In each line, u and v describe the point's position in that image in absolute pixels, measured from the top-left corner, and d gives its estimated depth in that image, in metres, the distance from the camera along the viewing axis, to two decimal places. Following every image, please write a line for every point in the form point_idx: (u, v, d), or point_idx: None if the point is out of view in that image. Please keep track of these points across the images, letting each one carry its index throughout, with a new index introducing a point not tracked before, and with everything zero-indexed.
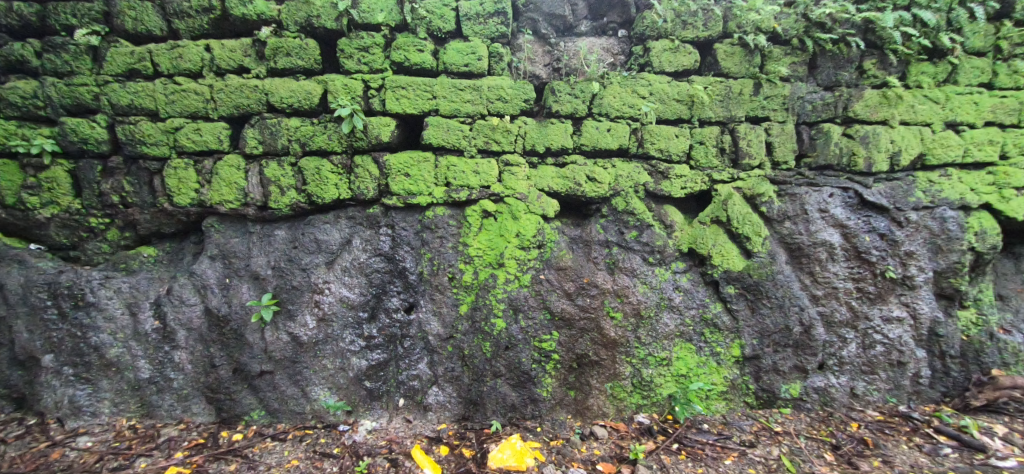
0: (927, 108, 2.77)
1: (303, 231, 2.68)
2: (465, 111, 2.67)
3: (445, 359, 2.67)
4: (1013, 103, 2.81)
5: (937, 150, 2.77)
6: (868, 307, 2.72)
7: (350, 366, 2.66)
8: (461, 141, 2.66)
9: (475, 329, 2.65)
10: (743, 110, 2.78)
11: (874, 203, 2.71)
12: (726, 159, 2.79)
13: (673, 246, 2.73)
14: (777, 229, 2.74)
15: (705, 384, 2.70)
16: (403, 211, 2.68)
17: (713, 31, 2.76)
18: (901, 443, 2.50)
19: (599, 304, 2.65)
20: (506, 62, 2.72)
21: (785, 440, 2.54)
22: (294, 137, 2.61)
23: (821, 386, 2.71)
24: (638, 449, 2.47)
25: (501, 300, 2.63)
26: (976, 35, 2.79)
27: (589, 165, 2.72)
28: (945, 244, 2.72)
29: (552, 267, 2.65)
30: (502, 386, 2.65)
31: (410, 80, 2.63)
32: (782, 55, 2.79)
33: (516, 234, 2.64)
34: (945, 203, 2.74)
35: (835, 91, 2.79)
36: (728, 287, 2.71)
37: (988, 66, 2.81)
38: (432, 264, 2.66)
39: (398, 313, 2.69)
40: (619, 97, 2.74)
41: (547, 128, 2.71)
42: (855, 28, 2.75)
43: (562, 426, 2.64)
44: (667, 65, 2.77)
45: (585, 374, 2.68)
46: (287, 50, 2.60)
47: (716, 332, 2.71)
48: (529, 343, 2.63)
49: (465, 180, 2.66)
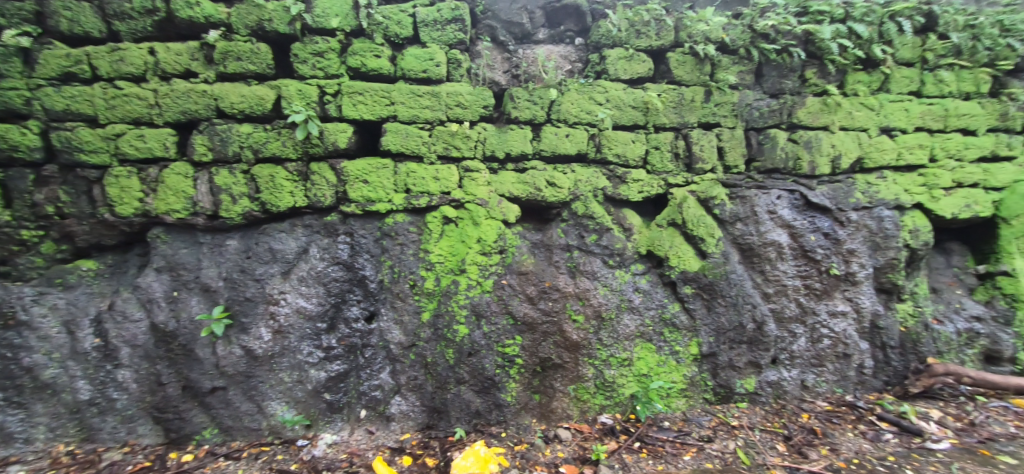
0: (863, 115, 2.95)
1: (256, 240, 2.59)
2: (423, 117, 2.65)
3: (408, 367, 2.64)
4: (939, 110, 3.03)
5: (873, 154, 2.95)
6: (815, 303, 2.86)
7: (309, 378, 2.58)
8: (421, 148, 2.65)
9: (438, 336, 2.63)
10: (696, 116, 2.88)
11: (818, 204, 2.86)
12: (680, 164, 2.88)
13: (632, 248, 2.79)
14: (729, 231, 2.85)
15: (666, 383, 2.76)
16: (362, 218, 2.64)
17: (666, 40, 2.86)
18: (848, 431, 2.62)
19: (561, 308, 2.67)
20: (465, 68, 2.73)
21: (741, 434, 2.62)
22: (246, 143, 2.53)
23: (774, 380, 2.82)
24: (600, 449, 2.49)
25: (464, 306, 2.61)
26: (905, 47, 2.99)
27: (549, 171, 2.76)
28: (883, 242, 2.89)
29: (514, 272, 2.66)
30: (466, 392, 2.63)
31: (367, 86, 2.60)
32: (730, 64, 2.91)
33: (477, 239, 2.65)
34: (882, 203, 2.91)
35: (780, 98, 2.94)
36: (685, 287, 2.79)
37: (916, 76, 3.02)
38: (393, 271, 2.63)
39: (358, 323, 2.64)
40: (577, 104, 2.78)
41: (507, 133, 2.72)
42: (797, 39, 2.90)
43: (527, 430, 2.64)
44: (623, 73, 2.84)
45: (549, 377, 2.70)
46: (238, 54, 2.53)
47: (675, 331, 2.79)
48: (492, 348, 2.63)
49: (425, 186, 2.65)
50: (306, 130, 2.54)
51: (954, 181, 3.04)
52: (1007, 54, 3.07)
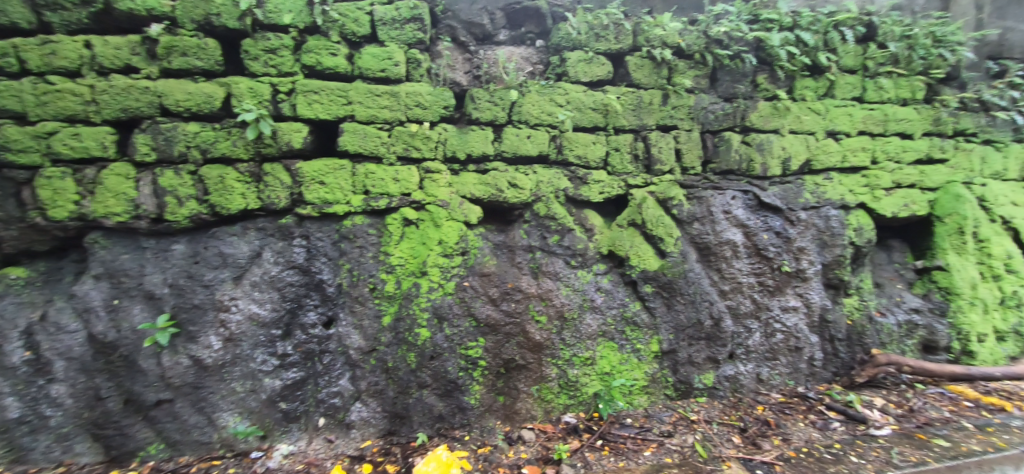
0: (811, 119, 3.09)
1: (205, 244, 2.48)
2: (382, 118, 2.61)
3: (368, 373, 2.58)
4: (879, 115, 3.20)
5: (820, 156, 3.09)
6: (768, 299, 2.97)
7: (263, 387, 2.49)
8: (380, 148, 2.60)
9: (399, 340, 2.58)
10: (654, 119, 2.95)
11: (769, 204, 2.98)
12: (640, 165, 2.94)
13: (593, 249, 2.83)
14: (687, 230, 2.92)
15: (628, 380, 2.81)
16: (319, 221, 2.57)
17: (624, 44, 2.91)
18: (799, 421, 2.73)
19: (524, 309, 2.68)
20: (425, 68, 2.70)
21: (699, 428, 2.69)
22: (193, 143, 2.42)
23: (731, 374, 2.91)
24: (563, 449, 2.51)
25: (425, 309, 2.58)
26: (848, 55, 3.15)
27: (510, 172, 2.76)
28: (830, 239, 3.03)
29: (476, 274, 2.65)
30: (429, 396, 2.59)
31: (322, 84, 2.54)
32: (686, 68, 2.99)
33: (439, 241, 2.62)
34: (829, 203, 3.06)
35: (734, 102, 3.04)
36: (645, 286, 2.85)
37: (858, 83, 3.18)
38: (352, 275, 2.57)
39: (316, 328, 2.57)
40: (537, 105, 2.80)
41: (468, 134, 2.71)
42: (748, 46, 3.02)
43: (492, 432, 2.62)
44: (583, 75, 2.88)
45: (513, 378, 2.69)
46: (184, 50, 2.42)
47: (636, 329, 2.83)
48: (454, 351, 2.60)
49: (384, 188, 2.60)
50: (258, 130, 2.45)
51: (893, 182, 3.22)
52: (939, 63, 3.28)
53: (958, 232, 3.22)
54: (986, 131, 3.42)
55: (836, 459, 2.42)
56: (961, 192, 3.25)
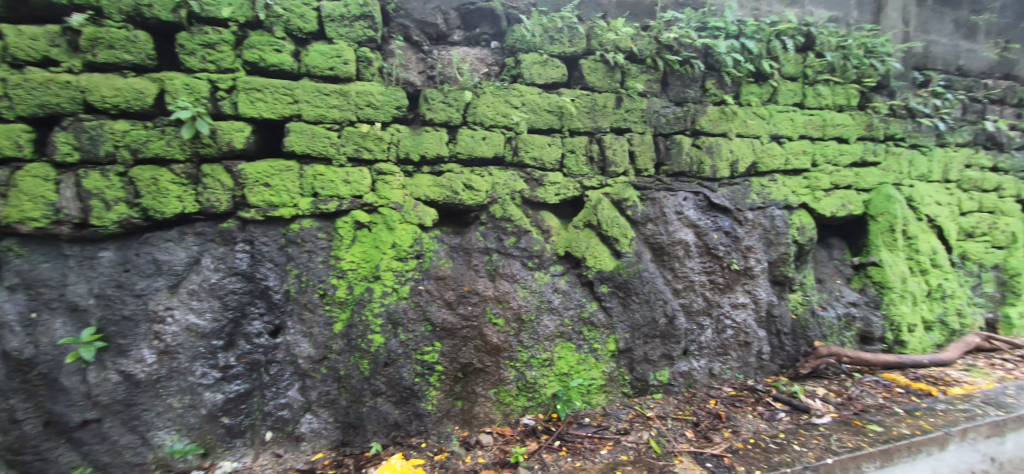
0: (756, 123, 3.22)
1: (137, 251, 2.33)
2: (331, 117, 2.53)
3: (319, 382, 2.50)
4: (818, 120, 3.37)
5: (765, 159, 3.22)
6: (718, 296, 3.07)
7: (203, 402, 2.35)
8: (329, 149, 2.52)
9: (351, 347, 2.52)
10: (608, 122, 3.00)
11: (719, 205, 3.08)
12: (595, 167, 2.97)
13: (550, 250, 2.84)
14: (641, 231, 2.98)
15: (585, 380, 2.83)
16: (263, 225, 2.47)
17: (578, 47, 2.95)
18: (747, 413, 2.83)
19: (481, 312, 2.66)
20: (376, 67, 2.64)
21: (655, 424, 2.75)
22: (122, 142, 2.27)
23: (685, 370, 2.99)
24: (520, 452, 2.50)
25: (379, 315, 2.53)
26: (789, 63, 3.30)
27: (466, 173, 2.74)
28: (775, 238, 3.16)
29: (432, 277, 2.62)
30: (383, 404, 2.53)
31: (266, 82, 2.44)
32: (638, 73, 3.05)
33: (392, 245, 2.58)
34: (773, 204, 3.20)
35: (684, 106, 3.12)
36: (602, 286, 2.88)
37: (799, 89, 3.33)
38: (300, 281, 2.48)
39: (262, 338, 2.46)
40: (492, 106, 2.79)
41: (421, 136, 2.67)
42: (697, 52, 3.12)
43: (449, 438, 2.58)
44: (538, 77, 2.89)
45: (470, 382, 2.67)
46: (110, 42, 2.27)
47: (593, 329, 2.86)
48: (410, 357, 2.56)
49: (334, 190, 2.53)
50: (195, 129, 2.32)
51: (832, 184, 3.39)
52: (871, 72, 3.48)
53: (889, 230, 3.43)
54: (913, 136, 3.65)
55: (780, 448, 2.50)
56: (891, 193, 3.47)
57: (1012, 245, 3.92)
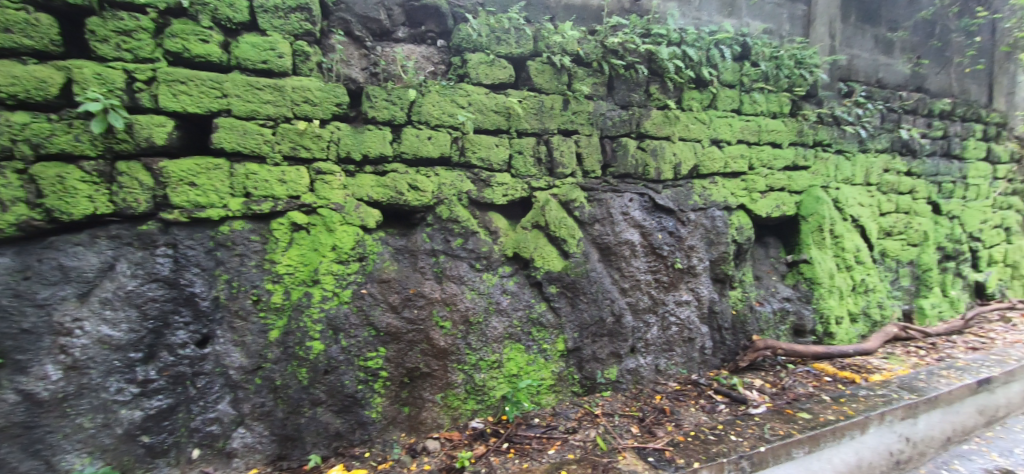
0: (697, 128, 3.33)
1: (39, 256, 2.11)
2: (264, 113, 2.45)
3: (253, 394, 2.41)
4: (754, 126, 3.53)
5: (706, 162, 3.34)
6: (664, 295, 3.16)
7: (118, 421, 2.17)
8: (262, 147, 2.44)
9: (289, 355, 2.45)
10: (556, 123, 3.02)
11: (663, 206, 3.17)
12: (542, 168, 3.00)
13: (498, 251, 2.86)
14: (588, 231, 3.04)
15: (534, 380, 2.87)
16: (189, 227, 2.34)
17: (525, 49, 2.97)
18: (690, 406, 2.93)
19: (427, 315, 2.66)
20: (314, 62, 2.57)
21: (603, 421, 2.79)
22: (21, 136, 2.06)
23: (633, 367, 3.07)
24: (465, 457, 2.46)
25: (318, 321, 2.47)
26: (727, 71, 3.43)
27: (411, 173, 2.71)
28: (716, 238, 3.28)
29: (375, 280, 2.59)
30: (323, 414, 2.47)
31: (191, 74, 2.33)
32: (585, 76, 3.10)
33: (332, 247, 2.54)
34: (714, 205, 3.33)
35: (630, 110, 3.19)
36: (550, 287, 2.93)
37: (737, 97, 3.47)
38: (231, 286, 2.39)
39: (187, 348, 2.33)
40: (438, 106, 2.77)
41: (364, 134, 2.63)
42: (641, 58, 3.19)
43: (394, 446, 2.56)
44: (485, 77, 2.88)
45: (417, 387, 2.67)
46: (6, 24, 2.05)
47: (542, 329, 2.91)
48: (352, 364, 2.51)
49: (269, 190, 2.46)
50: (107, 123, 2.17)
51: (767, 186, 3.56)
52: (801, 82, 3.69)
53: (817, 229, 3.64)
54: (838, 143, 3.89)
55: (717, 439, 2.59)
56: (820, 195, 3.69)
57: (925, 242, 4.25)
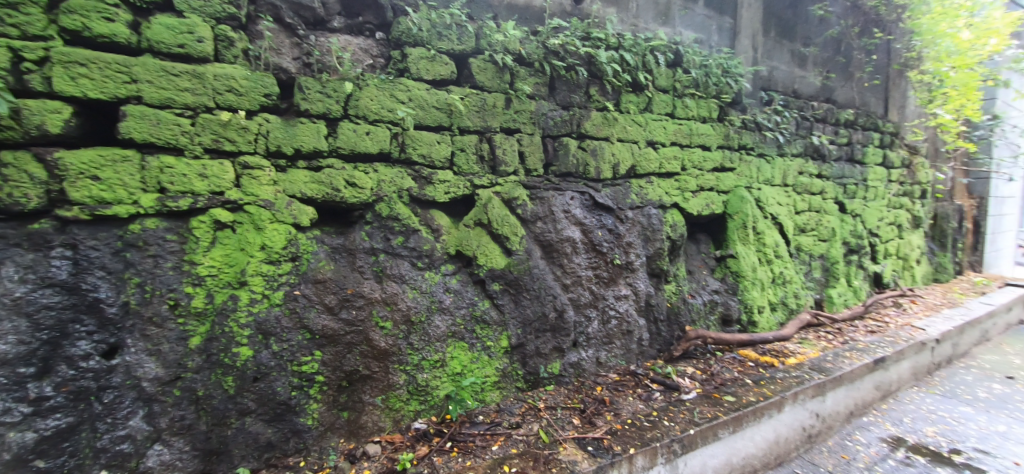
0: (634, 130, 3.45)
1: None
2: (181, 102, 2.28)
3: (171, 407, 2.23)
4: (686, 130, 3.70)
5: (643, 162, 3.48)
6: (603, 290, 3.27)
7: (4, 445, 1.88)
8: (179, 138, 2.27)
9: (212, 363, 2.30)
10: (498, 122, 3.03)
11: (602, 204, 3.28)
12: (485, 166, 3.00)
13: (440, 249, 2.84)
14: (531, 229, 3.08)
15: (478, 378, 2.87)
16: (92, 225, 2.13)
17: (466, 46, 2.96)
18: (629, 396, 3.05)
19: (367, 316, 2.60)
20: (240, 48, 2.44)
21: (546, 415, 2.85)
22: None
23: (575, 361, 3.15)
24: (407, 459, 2.44)
25: (246, 325, 2.36)
26: (662, 77, 3.59)
27: (348, 170, 2.62)
28: (651, 234, 3.43)
29: (309, 281, 2.50)
30: (253, 424, 2.37)
31: (93, 56, 2.11)
32: (527, 75, 3.12)
33: (261, 246, 2.41)
34: (650, 203, 3.48)
35: (570, 110, 3.26)
36: (493, 284, 2.95)
37: (670, 101, 3.64)
38: (143, 291, 2.19)
39: (91, 360, 2.09)
40: (376, 99, 2.69)
41: (295, 127, 2.51)
42: (581, 60, 3.27)
43: (332, 452, 2.50)
44: (425, 73, 2.84)
45: (357, 391, 2.61)
46: None
47: (485, 327, 2.92)
48: (285, 369, 2.42)
49: (187, 185, 2.28)
50: None
51: (698, 186, 3.77)
52: (727, 89, 3.93)
53: (742, 226, 3.89)
54: (760, 147, 4.18)
55: (652, 425, 2.71)
56: (744, 195, 3.95)
57: (833, 238, 4.69)
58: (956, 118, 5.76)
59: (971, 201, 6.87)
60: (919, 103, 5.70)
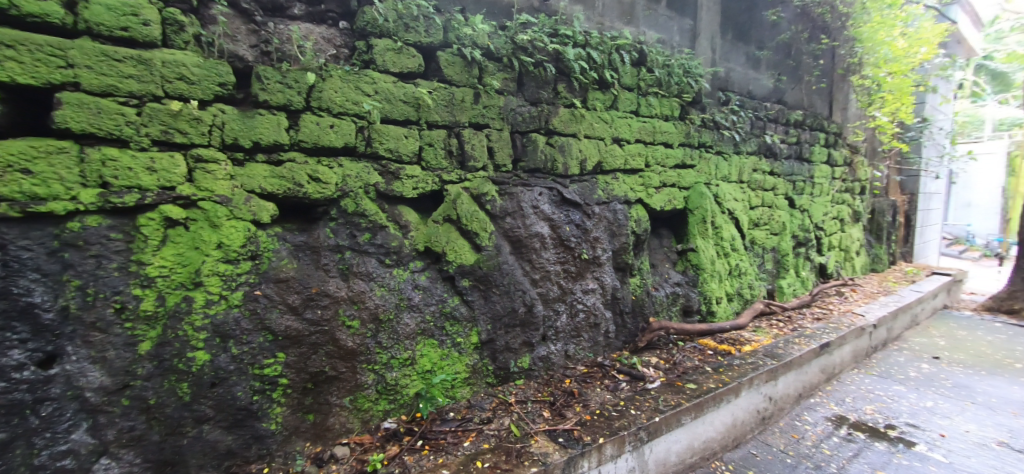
0: (600, 127, 3.52)
1: None
2: (125, 90, 2.12)
3: (118, 417, 2.08)
4: (650, 127, 3.82)
5: (609, 158, 3.56)
6: (572, 284, 3.33)
7: None
8: (124, 129, 2.11)
9: (164, 369, 2.16)
10: (466, 116, 3.00)
11: (570, 200, 3.34)
12: (454, 161, 2.98)
13: (409, 246, 2.80)
14: (500, 225, 3.09)
15: (449, 375, 2.86)
16: (23, 223, 1.93)
17: (434, 39, 2.91)
18: (597, 387, 3.14)
19: (333, 315, 2.53)
20: (191, 33, 2.30)
21: (516, 409, 2.88)
22: None
23: (544, 355, 3.20)
24: (377, 459, 2.42)
25: (203, 328, 2.23)
26: (627, 75, 3.68)
27: (311, 164, 2.53)
28: (617, 229, 3.53)
29: (270, 280, 2.39)
30: (211, 431, 2.25)
31: (22, 36, 1.92)
32: (495, 70, 3.12)
33: (217, 245, 2.29)
34: (615, 199, 3.58)
35: (539, 107, 3.28)
36: (463, 280, 2.94)
37: (635, 99, 3.74)
38: (85, 294, 2.03)
39: (25, 371, 1.92)
40: (341, 92, 2.61)
41: (254, 119, 2.39)
42: (549, 56, 3.30)
43: (298, 457, 2.43)
44: (392, 65, 2.77)
45: (323, 392, 2.54)
46: None
47: (455, 323, 2.91)
48: (246, 373, 2.32)
49: (133, 180, 2.13)
50: None
51: (661, 182, 3.90)
52: (688, 89, 4.07)
53: (701, 221, 4.07)
54: (718, 145, 4.37)
55: (619, 414, 2.80)
56: (704, 191, 4.12)
57: (783, 232, 4.99)
58: (892, 120, 6.22)
59: (903, 197, 7.53)
60: (859, 106, 6.18)
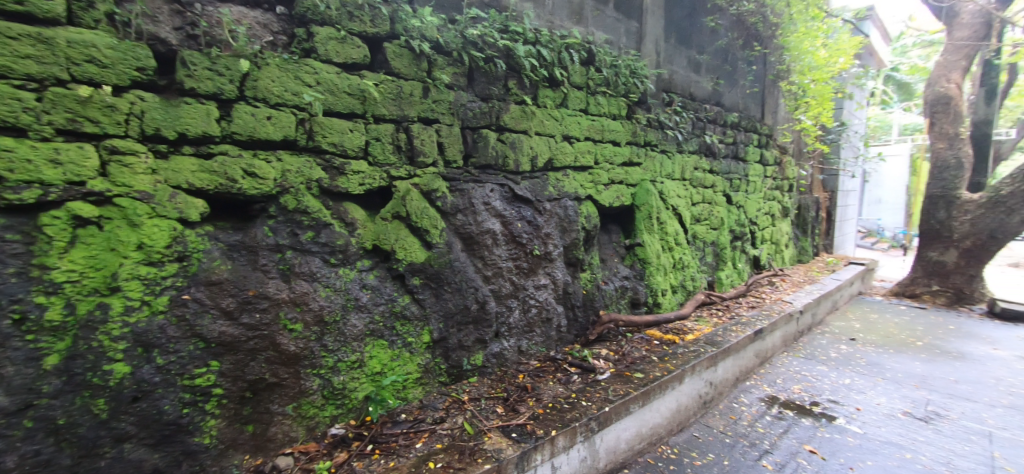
0: (551, 124, 3.55)
1: None
2: (22, 71, 1.86)
3: (20, 441, 1.82)
4: (598, 126, 3.90)
5: (559, 156, 3.61)
6: (524, 280, 3.34)
7: None
8: (21, 116, 1.85)
9: (77, 385, 1.93)
10: (415, 111, 2.91)
11: (522, 197, 3.35)
12: (402, 156, 2.88)
13: (356, 244, 2.68)
14: (451, 221, 3.04)
15: (399, 376, 2.78)
16: None
17: (381, 29, 2.79)
18: (549, 380, 3.18)
19: (273, 319, 2.38)
20: (104, 11, 2.04)
21: (470, 407, 2.85)
22: None
23: (497, 351, 3.19)
24: (325, 467, 2.32)
25: (122, 338, 2.01)
26: (576, 74, 3.73)
27: (246, 158, 2.35)
28: (567, 225, 3.59)
29: (201, 284, 2.20)
30: (133, 450, 2.04)
31: None
32: (445, 64, 3.04)
33: (137, 245, 2.08)
34: (566, 195, 3.64)
35: (489, 103, 3.25)
36: (413, 279, 2.86)
37: (584, 98, 3.80)
38: None
39: None
40: (278, 81, 2.44)
41: (179, 108, 2.18)
42: (499, 53, 3.27)
43: (235, 471, 2.27)
44: (335, 55, 2.63)
45: (262, 401, 2.39)
46: None
47: (406, 323, 2.83)
48: (174, 384, 2.12)
49: (32, 173, 1.87)
50: None
51: (609, 179, 4.00)
52: (634, 90, 4.20)
53: (648, 217, 4.22)
54: (662, 144, 4.55)
55: (572, 406, 2.85)
56: (649, 188, 4.27)
57: (721, 227, 5.30)
58: (816, 123, 6.72)
59: (825, 193, 8.22)
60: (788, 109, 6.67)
